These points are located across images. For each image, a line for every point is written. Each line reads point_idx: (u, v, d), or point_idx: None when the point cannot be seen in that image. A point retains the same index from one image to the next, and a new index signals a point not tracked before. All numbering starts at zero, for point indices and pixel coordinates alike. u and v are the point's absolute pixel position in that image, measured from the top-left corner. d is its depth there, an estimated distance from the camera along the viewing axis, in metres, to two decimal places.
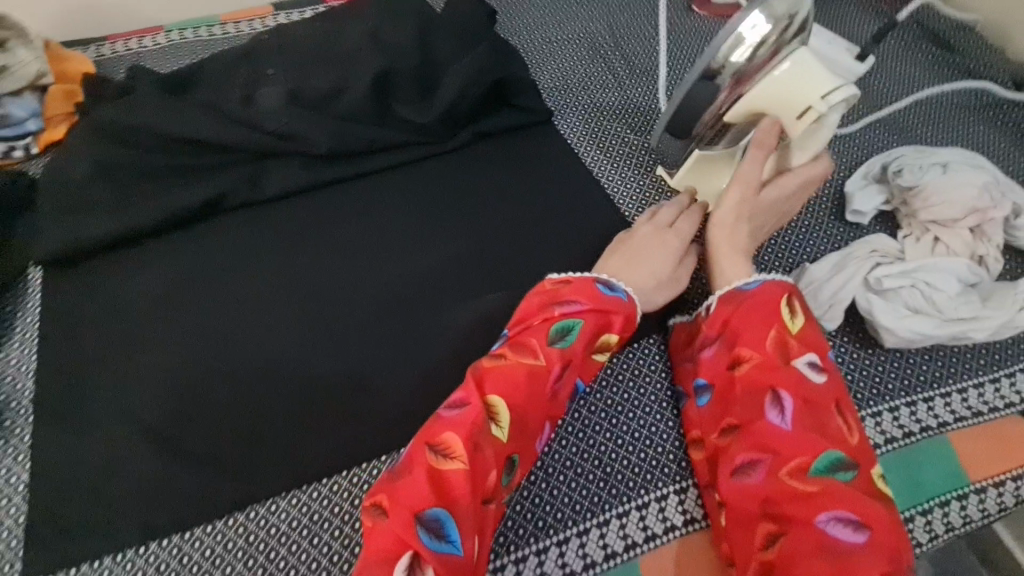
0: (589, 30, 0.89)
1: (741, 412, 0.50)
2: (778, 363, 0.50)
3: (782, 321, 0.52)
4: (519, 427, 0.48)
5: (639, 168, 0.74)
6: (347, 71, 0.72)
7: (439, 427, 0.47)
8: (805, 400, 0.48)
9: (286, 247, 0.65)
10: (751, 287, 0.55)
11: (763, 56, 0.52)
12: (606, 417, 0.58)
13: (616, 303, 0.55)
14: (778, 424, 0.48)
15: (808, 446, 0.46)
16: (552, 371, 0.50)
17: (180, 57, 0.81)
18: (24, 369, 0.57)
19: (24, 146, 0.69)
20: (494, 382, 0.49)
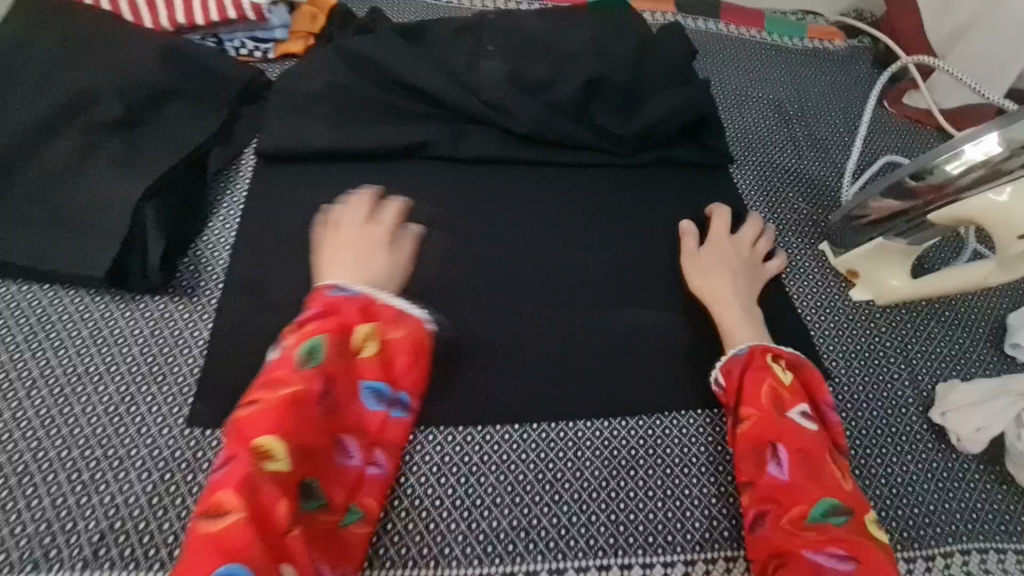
0: (780, 95, 0.91)
1: (746, 467, 0.53)
2: (773, 414, 0.53)
3: (772, 373, 0.55)
4: (293, 453, 0.46)
5: (804, 237, 0.75)
6: (562, 69, 0.77)
7: (216, 484, 0.44)
8: (800, 450, 0.51)
9: (467, 206, 0.69)
10: (742, 352, 0.57)
11: (978, 176, 0.56)
12: (697, 465, 0.57)
13: (348, 306, 0.53)
14: (777, 475, 0.51)
15: (805, 492, 0.50)
16: (312, 390, 0.48)
17: (407, 13, 0.88)
18: (223, 241, 0.63)
19: (265, 51, 0.76)
20: (256, 427, 0.45)
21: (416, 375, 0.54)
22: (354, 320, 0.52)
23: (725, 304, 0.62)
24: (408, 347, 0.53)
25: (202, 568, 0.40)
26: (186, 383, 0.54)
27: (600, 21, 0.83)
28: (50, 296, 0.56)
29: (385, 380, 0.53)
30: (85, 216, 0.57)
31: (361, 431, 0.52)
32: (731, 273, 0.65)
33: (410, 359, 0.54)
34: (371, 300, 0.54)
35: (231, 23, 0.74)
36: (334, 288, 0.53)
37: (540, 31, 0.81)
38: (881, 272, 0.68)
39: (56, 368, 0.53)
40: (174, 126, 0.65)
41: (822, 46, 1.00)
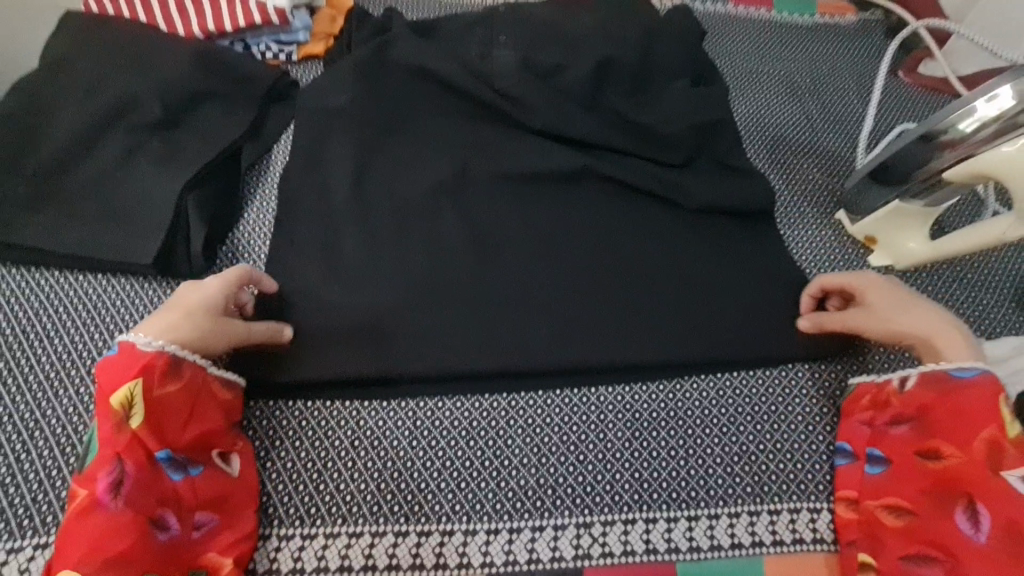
0: (791, 70, 0.92)
1: (918, 500, 0.52)
2: (985, 467, 0.50)
3: (1001, 424, 0.51)
4: (124, 527, 0.47)
5: (817, 206, 0.76)
6: (573, 56, 0.79)
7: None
8: (1009, 524, 0.48)
9: (481, 187, 0.71)
10: (968, 375, 0.54)
11: (991, 132, 0.57)
12: (717, 425, 0.60)
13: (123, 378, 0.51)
14: (966, 533, 0.49)
15: (997, 564, 0.47)
16: (100, 497, 0.47)
17: (421, 11, 0.92)
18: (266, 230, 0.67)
19: (289, 53, 0.81)
20: (79, 511, 0.47)
21: (212, 425, 0.54)
22: (161, 377, 0.52)
23: (929, 333, 0.57)
24: (179, 401, 0.52)
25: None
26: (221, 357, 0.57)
27: (609, 7, 0.85)
28: (103, 284, 0.61)
29: (169, 444, 0.51)
30: (132, 210, 0.61)
31: (175, 501, 0.51)
32: (905, 304, 0.58)
33: (189, 412, 0.53)
34: (175, 357, 0.53)
35: (257, 28, 0.78)
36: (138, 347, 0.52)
37: (550, 20, 0.83)
38: (899, 237, 0.68)
39: (112, 349, 0.58)
40: (208, 123, 0.69)
41: (833, 21, 1.00)
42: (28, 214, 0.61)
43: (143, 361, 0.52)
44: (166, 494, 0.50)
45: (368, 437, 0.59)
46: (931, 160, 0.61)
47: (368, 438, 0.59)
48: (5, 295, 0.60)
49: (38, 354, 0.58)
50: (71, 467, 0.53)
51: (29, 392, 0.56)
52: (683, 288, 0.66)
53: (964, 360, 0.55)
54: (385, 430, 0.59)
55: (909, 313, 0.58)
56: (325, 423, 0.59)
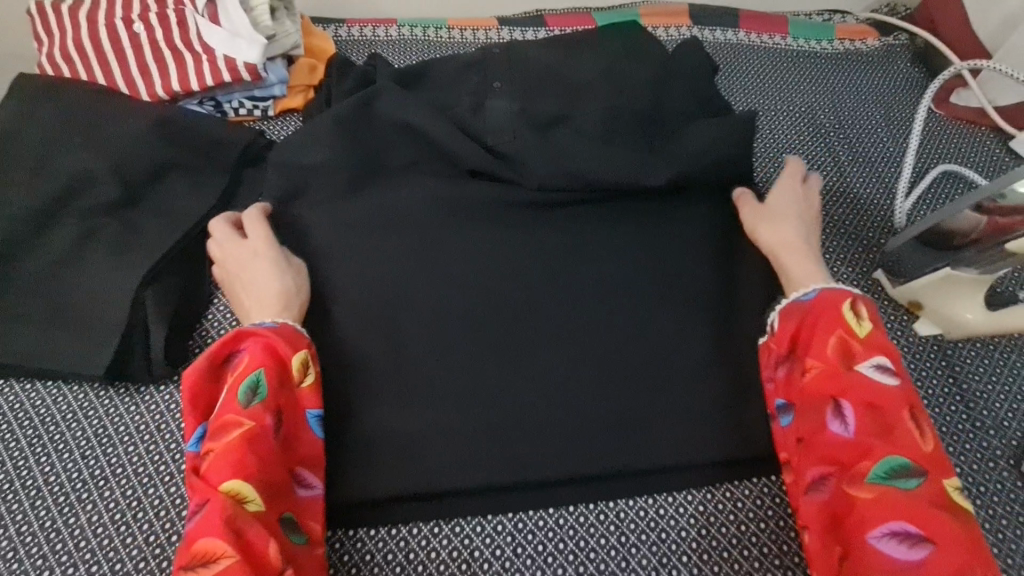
0: (812, 105, 0.85)
1: (804, 425, 0.50)
2: (840, 366, 0.49)
3: (848, 322, 0.50)
4: (267, 490, 0.46)
5: (851, 267, 0.68)
6: (573, 104, 0.72)
7: (193, 535, 0.43)
8: (869, 409, 0.47)
9: (476, 254, 0.64)
10: (809, 297, 0.54)
11: None
12: (752, 544, 0.54)
13: (286, 344, 0.52)
14: (840, 435, 0.47)
15: (872, 454, 0.46)
16: (265, 424, 0.48)
17: (409, 54, 0.85)
18: (234, 317, 0.60)
19: (265, 109, 0.74)
20: (218, 467, 0.45)
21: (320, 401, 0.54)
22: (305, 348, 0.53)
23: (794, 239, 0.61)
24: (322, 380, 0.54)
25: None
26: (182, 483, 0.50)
27: (611, 44, 0.78)
28: (53, 395, 0.54)
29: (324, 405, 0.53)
30: (86, 309, 0.55)
31: (314, 460, 0.51)
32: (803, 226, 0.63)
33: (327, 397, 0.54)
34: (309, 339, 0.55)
35: (228, 85, 0.71)
36: (292, 325, 0.54)
37: (547, 62, 0.76)
38: (954, 307, 0.60)
39: (65, 476, 0.51)
40: (173, 199, 0.62)
41: (855, 47, 0.93)
42: None
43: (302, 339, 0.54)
44: (303, 454, 0.51)
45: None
46: (992, 230, 0.54)
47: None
48: None
49: None
50: None
51: None
52: (707, 373, 0.58)
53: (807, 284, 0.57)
54: (373, 566, 0.53)
55: (785, 223, 0.62)
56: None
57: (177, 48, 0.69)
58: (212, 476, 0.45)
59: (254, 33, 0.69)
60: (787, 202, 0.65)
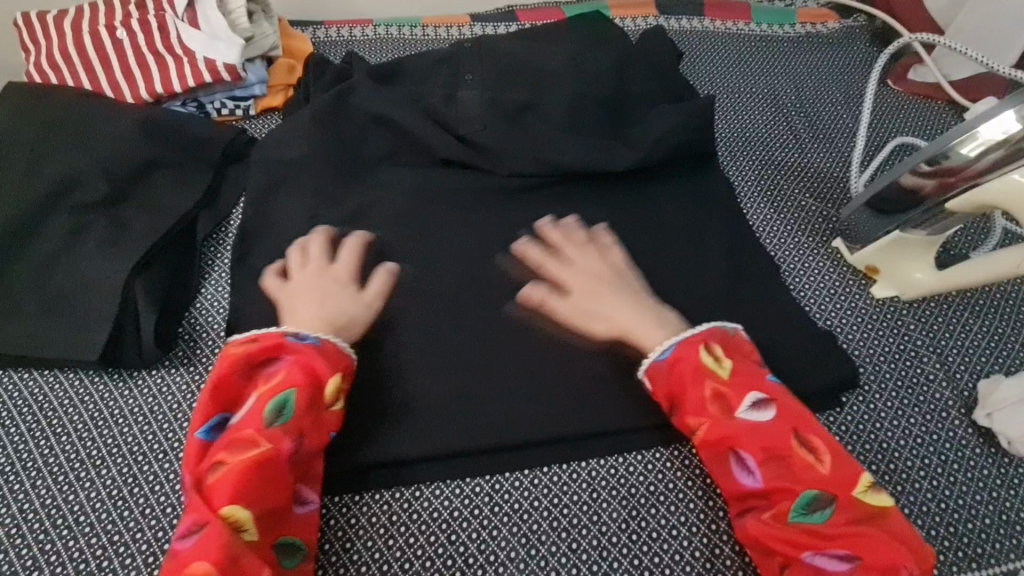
0: (775, 86, 0.88)
1: (713, 476, 0.51)
2: (725, 416, 0.50)
3: (709, 370, 0.52)
4: (265, 516, 0.46)
5: (812, 236, 0.71)
6: (542, 92, 0.75)
7: (185, 558, 0.43)
8: (765, 451, 0.48)
9: (450, 237, 0.67)
10: (663, 356, 0.54)
11: (997, 157, 0.53)
12: (720, 495, 0.56)
13: (322, 364, 0.52)
14: (751, 485, 0.49)
15: (781, 492, 0.47)
16: (281, 449, 0.48)
17: (384, 51, 0.88)
18: (221, 304, 0.62)
19: (246, 108, 0.77)
20: (221, 491, 0.45)
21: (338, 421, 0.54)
22: (343, 374, 0.54)
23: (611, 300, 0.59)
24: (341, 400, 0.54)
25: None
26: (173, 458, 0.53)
27: (577, 35, 0.81)
28: (50, 382, 0.57)
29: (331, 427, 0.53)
30: (80, 299, 0.58)
31: (311, 478, 0.51)
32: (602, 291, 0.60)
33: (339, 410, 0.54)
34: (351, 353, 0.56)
35: (209, 86, 0.74)
36: (343, 352, 0.55)
37: (516, 53, 0.79)
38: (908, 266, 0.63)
39: (60, 456, 0.53)
40: (160, 195, 0.65)
41: (816, 29, 0.97)
42: None
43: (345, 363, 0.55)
44: (303, 474, 0.51)
45: (338, 539, 0.53)
46: (928, 188, 0.58)
47: (339, 539, 0.53)
48: None
49: None
50: None
51: None
52: None
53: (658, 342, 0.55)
54: (357, 529, 0.54)
55: (592, 310, 0.59)
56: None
57: (158, 52, 0.72)
58: (215, 498, 0.45)
59: (232, 36, 0.72)
60: (575, 256, 0.62)
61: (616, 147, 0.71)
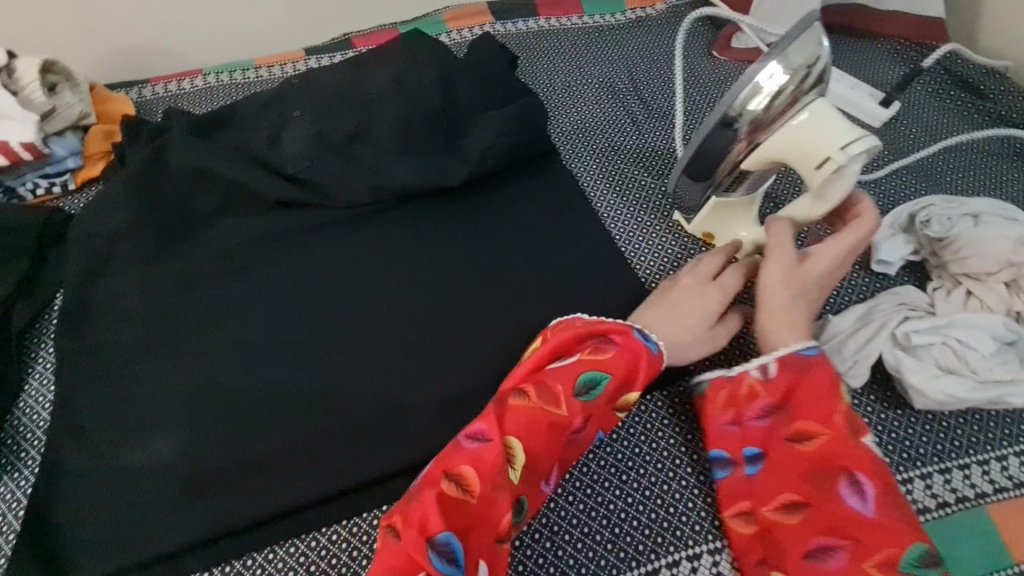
0: (609, 74, 0.91)
1: (807, 489, 0.49)
2: (849, 437, 0.49)
3: (846, 393, 0.51)
4: (529, 470, 0.49)
5: (653, 213, 0.73)
6: (371, 117, 0.75)
7: (454, 454, 0.48)
8: (886, 486, 0.47)
9: (292, 283, 0.66)
10: (809, 353, 0.53)
11: (779, 105, 0.54)
12: (615, 475, 0.56)
13: (645, 363, 0.54)
14: (858, 512, 0.47)
15: (891, 534, 0.45)
16: (574, 423, 0.51)
17: (215, 101, 0.86)
18: (46, 397, 0.58)
19: (64, 183, 0.73)
20: (515, 422, 0.49)
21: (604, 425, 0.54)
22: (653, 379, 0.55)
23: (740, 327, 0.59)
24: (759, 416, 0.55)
25: (389, 557, 0.44)
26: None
27: (403, 52, 0.81)
28: None
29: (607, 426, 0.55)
30: None
31: (563, 461, 0.53)
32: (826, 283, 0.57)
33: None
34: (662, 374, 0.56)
35: (14, 168, 0.70)
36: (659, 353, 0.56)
37: (343, 82, 0.78)
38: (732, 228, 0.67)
39: None
40: None
41: (644, 13, 1.01)
42: None
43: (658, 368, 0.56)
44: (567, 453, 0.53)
45: None
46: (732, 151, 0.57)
47: None
48: None
49: None
50: None
51: None
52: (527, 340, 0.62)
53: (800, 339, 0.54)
54: None
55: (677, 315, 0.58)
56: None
57: None
58: (507, 421, 0.50)
59: (25, 112, 0.68)
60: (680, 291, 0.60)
61: (448, 162, 0.71)
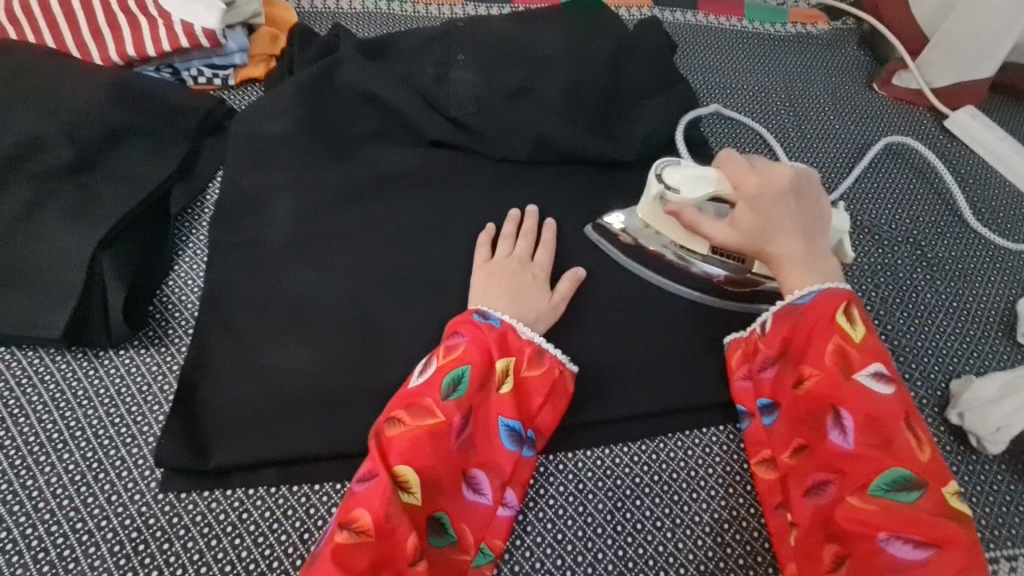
0: (765, 84, 0.89)
1: (808, 432, 0.50)
2: (837, 375, 0.50)
3: (840, 329, 0.51)
4: (429, 488, 0.47)
5: None
6: (536, 77, 0.74)
7: (360, 500, 0.45)
8: (869, 418, 0.47)
9: (439, 220, 0.65)
10: (804, 301, 0.53)
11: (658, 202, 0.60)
12: (709, 487, 0.56)
13: (496, 347, 0.52)
14: (841, 445, 0.48)
15: (873, 462, 0.46)
16: (453, 424, 0.49)
17: (370, 25, 0.84)
18: (195, 282, 0.59)
19: (225, 78, 0.73)
20: (399, 452, 0.47)
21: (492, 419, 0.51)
22: (522, 361, 0.53)
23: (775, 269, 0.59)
24: (566, 404, 0.54)
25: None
26: (142, 443, 0.50)
27: (572, 21, 0.80)
28: (5, 360, 0.53)
29: (521, 415, 0.52)
30: (41, 272, 0.53)
31: (493, 468, 0.51)
32: (810, 217, 0.56)
33: (547, 398, 0.54)
34: (540, 348, 0.54)
35: (186, 52, 0.70)
36: (513, 329, 0.54)
37: (510, 36, 0.77)
38: (662, 238, 0.62)
39: (16, 440, 0.50)
40: (129, 165, 0.61)
41: (806, 30, 0.98)
42: None
43: (520, 346, 0.53)
44: (498, 460, 0.51)
45: (319, 527, 0.49)
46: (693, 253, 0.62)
47: (321, 528, 0.49)
48: None
49: None
50: None
51: None
52: (665, 331, 0.61)
53: (795, 288, 0.54)
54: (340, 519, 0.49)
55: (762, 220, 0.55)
56: (248, 515, 0.49)
57: (131, 11, 0.67)
58: (390, 452, 0.47)
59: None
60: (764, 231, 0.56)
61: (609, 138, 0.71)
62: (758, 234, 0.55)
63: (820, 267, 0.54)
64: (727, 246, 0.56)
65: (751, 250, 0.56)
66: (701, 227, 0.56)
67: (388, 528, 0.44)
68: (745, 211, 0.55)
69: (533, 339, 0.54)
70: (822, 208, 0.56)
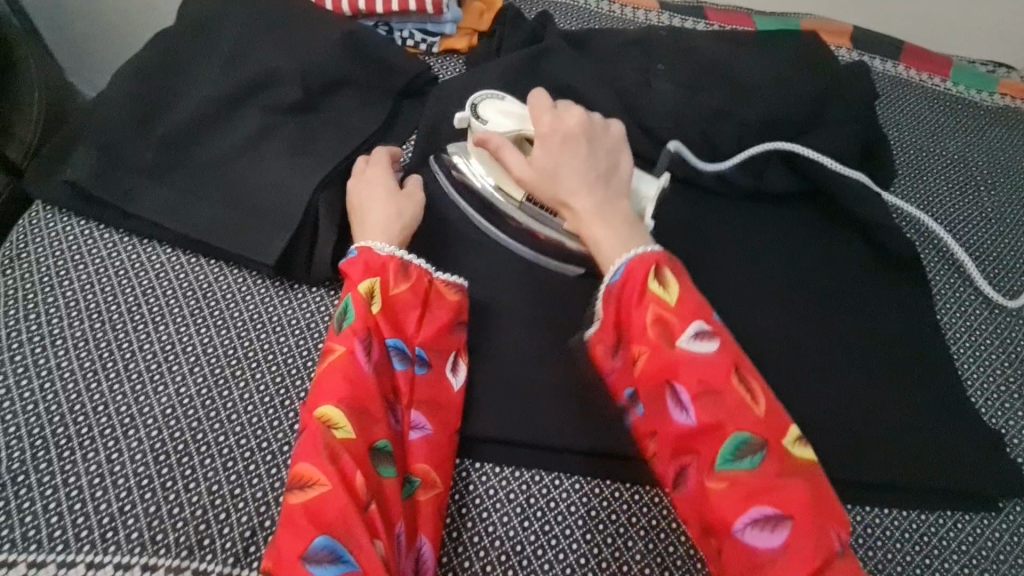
0: (965, 154, 0.82)
1: (650, 417, 0.45)
2: (661, 347, 0.44)
3: (653, 294, 0.45)
4: (359, 420, 0.45)
5: (990, 324, 0.66)
6: (736, 102, 0.72)
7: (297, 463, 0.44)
8: (702, 386, 0.43)
9: None
10: (618, 275, 0.47)
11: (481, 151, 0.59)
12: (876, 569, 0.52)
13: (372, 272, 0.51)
14: (685, 424, 0.43)
15: (716, 432, 0.42)
16: (354, 352, 0.47)
17: (567, 16, 0.84)
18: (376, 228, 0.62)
19: (431, 44, 0.75)
20: (320, 399, 0.45)
21: (383, 343, 0.49)
22: (389, 281, 0.51)
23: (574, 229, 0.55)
24: (447, 315, 0.52)
25: (298, 540, 0.40)
26: None
27: (777, 53, 0.78)
28: (215, 273, 0.56)
29: (404, 336, 0.50)
30: (263, 198, 0.56)
31: (398, 394, 0.49)
32: (604, 163, 0.53)
33: (423, 309, 0.52)
34: (404, 262, 0.52)
35: (406, 14, 0.72)
36: (370, 250, 0.51)
37: (715, 56, 0.75)
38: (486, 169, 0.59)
39: (217, 349, 0.53)
40: (345, 111, 0.64)
41: (1014, 104, 0.90)
42: (152, 184, 0.57)
43: (381, 263, 0.51)
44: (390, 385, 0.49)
45: (476, 505, 0.51)
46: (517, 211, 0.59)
47: (478, 507, 0.51)
48: (113, 264, 0.56)
49: (140, 338, 0.53)
50: (159, 478, 0.47)
51: (127, 382, 0.51)
52: (834, 394, 0.58)
53: (614, 259, 0.48)
54: (495, 502, 0.51)
55: (560, 162, 0.52)
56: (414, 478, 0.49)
57: None
58: (314, 404, 0.45)
59: None
60: (558, 181, 0.52)
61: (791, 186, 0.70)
62: (549, 173, 0.52)
63: (612, 218, 0.50)
64: (525, 183, 0.54)
65: (549, 197, 0.53)
66: (503, 155, 0.54)
67: (341, 470, 0.42)
68: (542, 150, 0.53)
69: (393, 252, 0.52)
70: (621, 162, 0.54)
